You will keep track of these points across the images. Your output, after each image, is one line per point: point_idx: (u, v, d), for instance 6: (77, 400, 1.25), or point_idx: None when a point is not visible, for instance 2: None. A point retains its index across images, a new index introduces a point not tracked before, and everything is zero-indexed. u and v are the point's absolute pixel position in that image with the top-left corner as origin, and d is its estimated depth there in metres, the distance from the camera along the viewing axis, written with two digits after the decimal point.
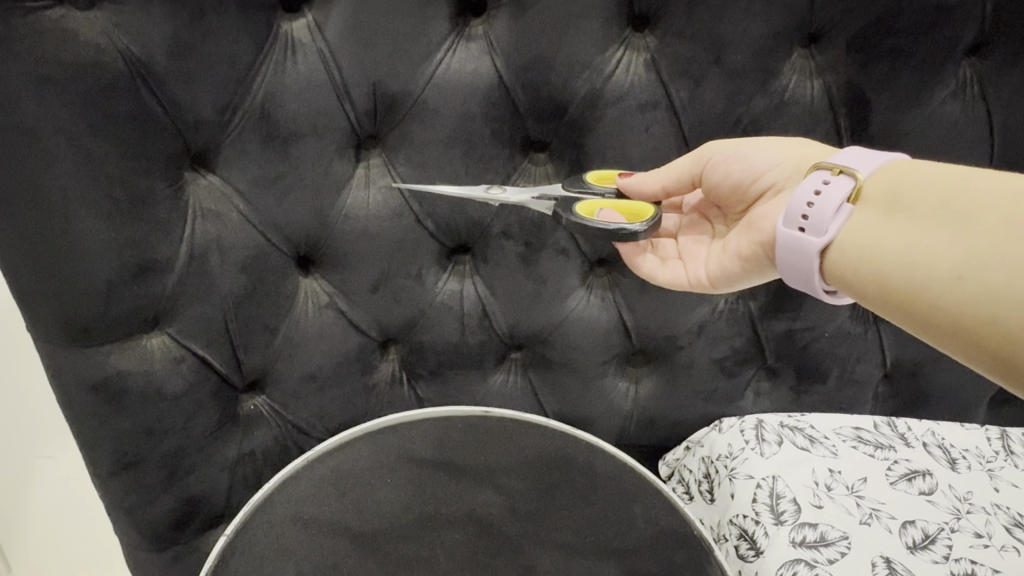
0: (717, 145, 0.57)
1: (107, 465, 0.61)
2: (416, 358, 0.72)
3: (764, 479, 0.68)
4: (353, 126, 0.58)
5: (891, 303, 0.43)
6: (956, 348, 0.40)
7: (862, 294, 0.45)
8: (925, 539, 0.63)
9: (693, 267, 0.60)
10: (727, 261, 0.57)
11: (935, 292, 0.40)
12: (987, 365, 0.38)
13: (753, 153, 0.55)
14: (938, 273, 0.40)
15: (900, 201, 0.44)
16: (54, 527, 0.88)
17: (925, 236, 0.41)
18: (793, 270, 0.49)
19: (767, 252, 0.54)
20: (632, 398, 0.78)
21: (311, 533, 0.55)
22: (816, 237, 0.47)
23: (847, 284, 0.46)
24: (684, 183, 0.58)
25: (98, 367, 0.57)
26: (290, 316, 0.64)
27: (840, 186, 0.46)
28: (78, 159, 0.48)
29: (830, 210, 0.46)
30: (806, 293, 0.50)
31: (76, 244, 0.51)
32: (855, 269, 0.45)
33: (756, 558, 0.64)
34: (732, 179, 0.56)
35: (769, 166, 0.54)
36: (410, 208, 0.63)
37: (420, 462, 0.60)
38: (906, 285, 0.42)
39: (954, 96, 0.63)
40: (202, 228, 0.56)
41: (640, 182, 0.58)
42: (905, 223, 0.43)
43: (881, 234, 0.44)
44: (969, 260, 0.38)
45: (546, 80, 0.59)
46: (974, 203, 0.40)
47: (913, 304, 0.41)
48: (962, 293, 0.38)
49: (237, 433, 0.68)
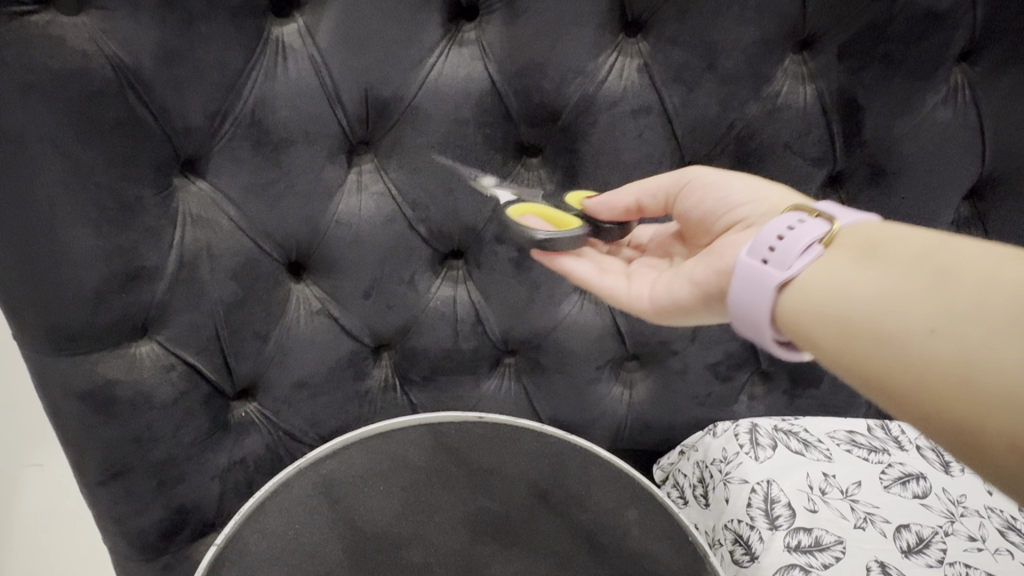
0: (701, 171, 0.55)
1: (95, 475, 0.61)
2: (410, 364, 0.72)
3: (759, 483, 0.68)
4: (345, 131, 0.58)
5: (845, 358, 0.37)
6: (911, 418, 0.33)
7: (814, 344, 0.38)
8: (919, 543, 0.63)
9: (637, 286, 0.56)
10: (675, 286, 0.52)
11: (903, 346, 0.33)
12: (949, 443, 0.32)
13: (734, 185, 0.52)
14: (911, 326, 0.33)
15: (875, 248, 0.38)
16: (37, 536, 0.87)
17: (899, 282, 0.35)
18: (741, 307, 0.43)
19: (718, 284, 0.48)
20: (626, 402, 0.78)
21: (304, 543, 0.54)
22: (778, 271, 0.41)
23: (798, 332, 0.39)
24: (660, 201, 0.56)
25: (86, 376, 0.56)
26: (283, 322, 0.64)
27: (815, 226, 0.41)
28: (65, 165, 0.48)
29: (800, 246, 0.40)
30: (750, 339, 0.44)
31: (63, 252, 0.50)
32: (809, 312, 0.39)
33: (751, 562, 0.64)
34: (705, 207, 0.53)
35: (745, 201, 0.50)
36: (402, 213, 0.63)
37: (414, 467, 0.60)
38: (869, 336, 0.35)
39: (945, 102, 0.63)
40: (191, 235, 0.56)
41: (611, 197, 0.56)
42: (876, 270, 0.37)
43: (848, 276, 0.38)
44: (950, 315, 0.32)
45: (539, 85, 0.59)
46: (956, 256, 0.34)
47: (874, 360, 0.35)
48: (937, 351, 0.32)
49: (228, 441, 0.67)
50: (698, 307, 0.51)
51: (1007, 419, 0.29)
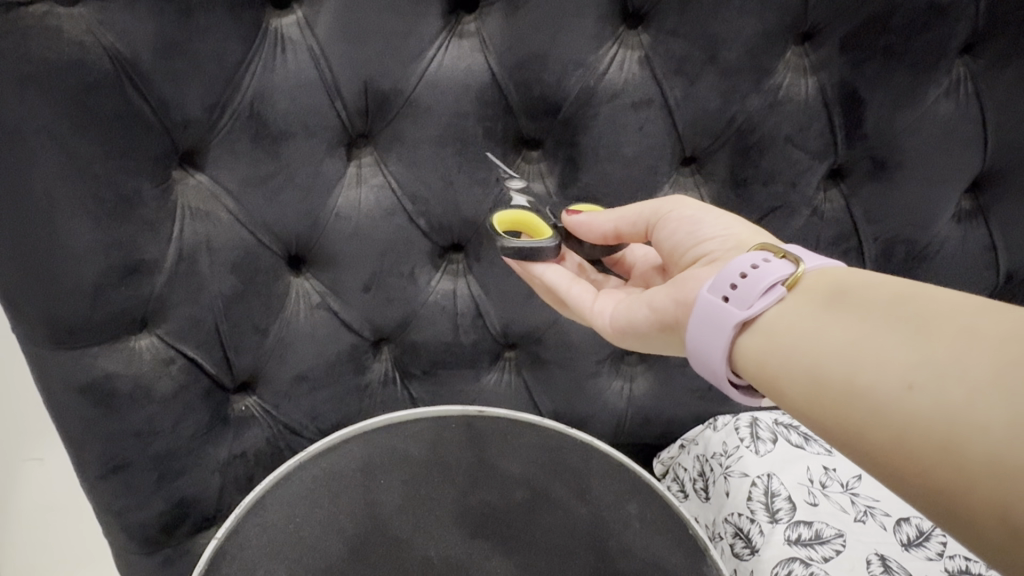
0: (683, 204, 0.54)
1: (95, 469, 0.60)
2: (410, 357, 0.72)
3: (759, 476, 0.68)
4: (344, 124, 0.58)
5: (821, 413, 0.37)
6: (892, 477, 0.33)
7: (787, 394, 0.39)
8: (920, 536, 0.63)
9: (602, 303, 0.57)
10: (635, 308, 0.53)
11: (877, 403, 0.34)
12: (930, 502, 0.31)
13: (707, 220, 0.52)
14: (884, 382, 0.34)
15: (846, 299, 0.39)
16: (40, 526, 0.89)
17: (870, 338, 0.36)
18: (699, 342, 0.45)
19: (675, 315, 0.50)
20: (627, 397, 0.78)
21: (304, 536, 0.54)
22: (738, 310, 0.43)
23: (772, 381, 0.40)
24: (639, 229, 0.56)
25: (85, 369, 0.56)
26: (282, 316, 0.64)
27: (780, 267, 0.43)
28: (63, 157, 0.47)
29: (760, 286, 0.42)
30: (707, 378, 0.46)
31: (61, 245, 0.50)
32: (784, 360, 0.40)
33: (752, 555, 0.64)
34: (676, 239, 0.53)
35: (712, 236, 0.51)
36: (402, 207, 0.63)
37: (414, 461, 0.60)
38: (844, 392, 0.36)
39: (948, 94, 0.63)
40: (190, 228, 0.55)
41: (590, 220, 0.56)
42: (849, 323, 0.38)
43: (821, 328, 0.39)
44: (922, 370, 0.33)
45: (540, 77, 0.58)
46: (925, 306, 0.35)
47: (850, 417, 0.35)
48: (910, 407, 0.32)
49: (228, 435, 0.67)
50: (657, 334, 0.53)
51: (985, 478, 0.29)
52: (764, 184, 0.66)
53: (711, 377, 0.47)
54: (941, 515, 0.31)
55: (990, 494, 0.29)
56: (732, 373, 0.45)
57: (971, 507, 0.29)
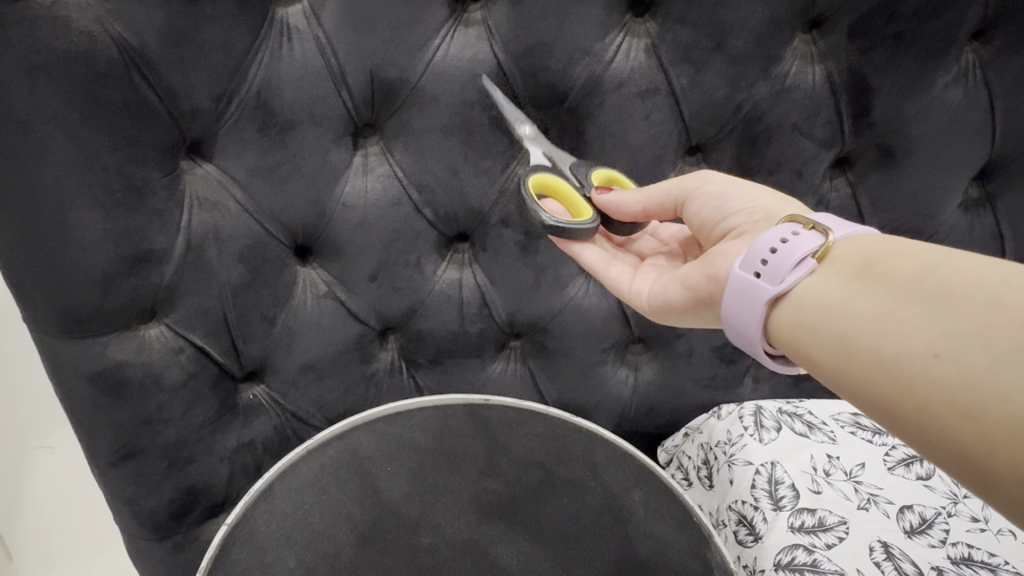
0: (710, 180, 0.55)
1: (105, 457, 0.61)
2: (415, 346, 0.72)
3: (763, 464, 0.68)
4: (351, 113, 0.58)
5: (848, 379, 0.39)
6: (915, 439, 0.35)
7: (815, 361, 0.41)
8: (922, 524, 0.63)
9: (638, 282, 0.58)
10: (670, 287, 0.55)
11: (904, 370, 0.36)
12: (950, 463, 0.33)
13: (733, 194, 0.53)
14: (912, 350, 0.35)
15: (872, 268, 0.40)
16: (52, 518, 0.89)
17: (899, 308, 0.37)
18: (733, 318, 0.46)
19: (709, 290, 0.51)
20: (631, 385, 0.78)
21: (312, 522, 0.55)
22: (771, 286, 0.43)
23: (799, 348, 0.42)
24: (667, 208, 0.56)
25: (95, 358, 0.56)
26: (289, 305, 0.64)
27: (809, 239, 0.43)
28: (72, 147, 0.47)
29: (791, 261, 0.42)
30: (744, 350, 0.47)
31: (71, 234, 0.50)
32: (813, 329, 0.41)
33: (755, 542, 0.64)
34: (705, 214, 0.54)
35: (740, 209, 0.52)
36: (408, 196, 0.63)
37: (421, 449, 0.60)
38: (873, 359, 0.37)
39: (956, 82, 0.63)
40: (198, 217, 0.56)
41: (619, 199, 0.56)
42: (876, 292, 0.39)
43: (848, 296, 0.40)
44: (949, 341, 0.34)
45: (546, 66, 0.58)
46: (952, 275, 0.36)
47: (877, 382, 0.37)
48: (936, 374, 0.34)
49: (237, 423, 0.67)
50: (692, 310, 0.54)
51: (1004, 444, 0.31)
52: (771, 173, 0.66)
53: (747, 350, 0.47)
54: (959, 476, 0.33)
55: (1008, 458, 0.30)
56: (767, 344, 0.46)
57: (990, 469, 0.31)
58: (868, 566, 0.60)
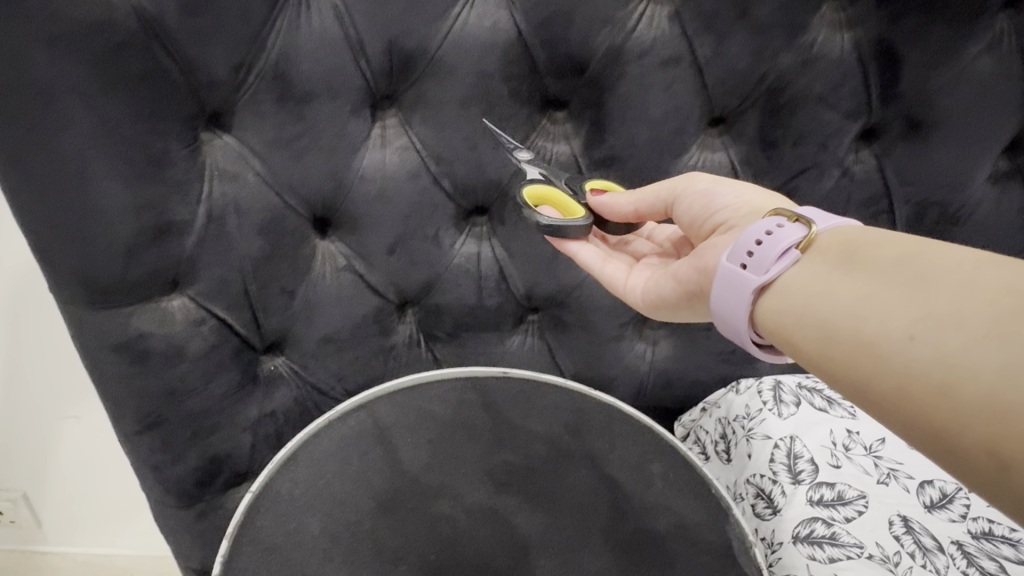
0: (696, 179, 0.54)
1: (132, 426, 0.62)
2: (433, 320, 0.73)
3: (782, 439, 0.68)
4: (369, 85, 0.57)
5: (828, 365, 0.38)
6: (892, 423, 0.35)
7: (796, 349, 0.41)
8: (943, 498, 0.62)
9: (634, 280, 0.58)
10: (664, 283, 0.54)
11: (882, 354, 0.35)
12: (928, 446, 0.33)
13: (720, 191, 0.52)
14: (889, 334, 0.35)
15: (854, 256, 0.40)
16: (81, 468, 0.94)
17: (878, 294, 0.37)
18: (720, 308, 0.46)
19: (700, 283, 0.50)
20: (649, 359, 0.78)
21: (335, 491, 0.55)
22: (756, 276, 0.43)
23: (782, 336, 0.42)
24: (659, 208, 0.56)
25: (120, 328, 0.57)
26: (309, 278, 0.65)
27: (793, 231, 0.43)
28: (94, 117, 0.48)
29: (775, 251, 0.42)
30: (732, 341, 0.47)
31: (94, 206, 0.50)
32: (795, 317, 0.41)
33: (773, 516, 0.64)
34: (694, 212, 0.53)
35: (727, 205, 0.51)
36: (426, 168, 0.63)
37: (441, 420, 0.61)
38: (851, 344, 0.37)
39: (989, 50, 0.61)
40: (219, 189, 0.56)
41: (612, 200, 0.57)
42: (858, 280, 0.39)
43: (830, 284, 0.40)
44: (925, 323, 0.34)
45: (566, 35, 0.57)
46: (930, 264, 0.36)
47: (855, 367, 0.37)
48: (912, 356, 0.34)
49: (259, 393, 0.68)
50: (686, 306, 0.53)
51: (976, 421, 0.30)
52: (795, 145, 0.64)
53: (737, 340, 0.47)
54: (934, 457, 0.33)
55: (981, 434, 0.30)
56: (755, 334, 0.45)
57: (962, 447, 0.31)
58: (887, 540, 0.59)
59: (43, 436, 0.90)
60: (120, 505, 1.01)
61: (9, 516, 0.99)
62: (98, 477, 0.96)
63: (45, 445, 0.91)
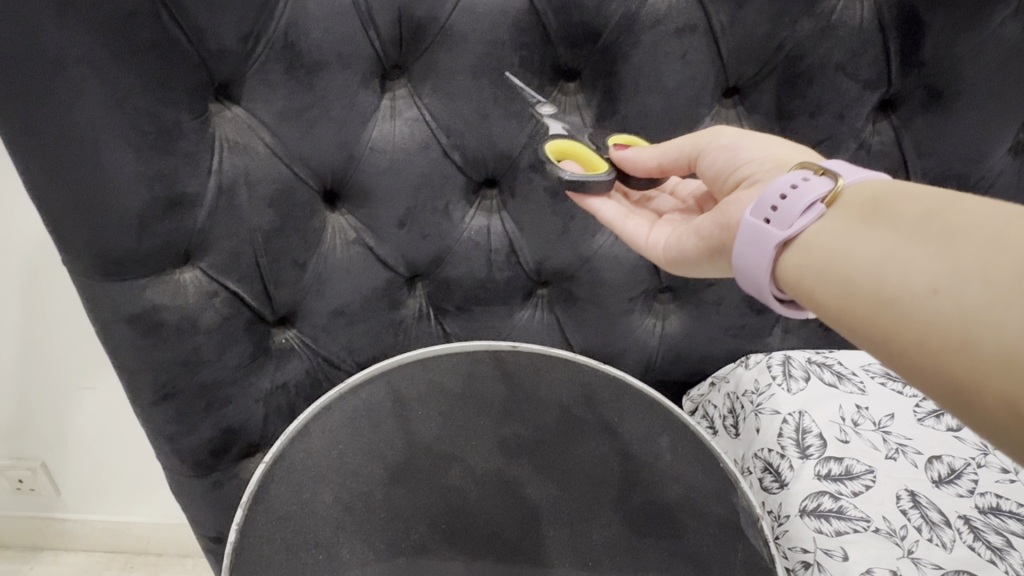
0: (721, 133, 0.53)
1: (147, 397, 0.62)
2: (443, 293, 0.73)
3: (791, 414, 0.67)
4: (379, 54, 0.57)
5: (851, 319, 0.38)
6: (912, 376, 0.35)
7: (819, 303, 0.41)
8: (951, 474, 0.62)
9: (655, 235, 0.57)
10: (686, 238, 0.54)
11: (903, 308, 0.35)
12: (947, 398, 0.33)
13: (745, 145, 0.51)
14: (910, 288, 0.35)
15: (880, 209, 0.40)
16: (97, 438, 0.96)
17: (904, 246, 0.37)
18: (742, 262, 0.45)
19: (721, 238, 0.50)
20: (659, 334, 0.78)
21: (347, 462, 0.56)
22: (779, 231, 0.43)
23: (805, 291, 0.42)
24: (682, 164, 0.55)
25: (133, 301, 0.57)
26: (319, 251, 0.65)
27: (819, 185, 0.43)
28: (105, 87, 0.47)
29: (800, 206, 0.42)
30: (752, 295, 0.47)
31: (106, 177, 0.50)
32: (818, 271, 0.41)
33: (780, 490, 0.63)
34: (718, 166, 0.52)
35: (752, 159, 0.50)
36: (436, 140, 0.62)
37: (450, 392, 0.62)
38: (874, 298, 0.37)
39: (1014, 17, 0.59)
40: (229, 161, 0.56)
41: (636, 155, 0.56)
42: (880, 233, 0.38)
43: (852, 238, 0.40)
44: (949, 276, 0.34)
45: (579, 3, 0.56)
46: (957, 214, 0.36)
47: (877, 321, 0.37)
48: (934, 311, 0.34)
49: (271, 365, 0.69)
50: (706, 262, 0.53)
51: (995, 374, 0.30)
52: (812, 116, 0.63)
53: (757, 295, 0.47)
54: (953, 409, 0.33)
55: (998, 388, 0.30)
56: (776, 288, 0.45)
57: (980, 400, 0.31)
58: (894, 515, 0.59)
59: (59, 407, 0.91)
60: (136, 474, 1.02)
61: (29, 484, 1.01)
62: (115, 446, 0.98)
63: (61, 416, 0.92)
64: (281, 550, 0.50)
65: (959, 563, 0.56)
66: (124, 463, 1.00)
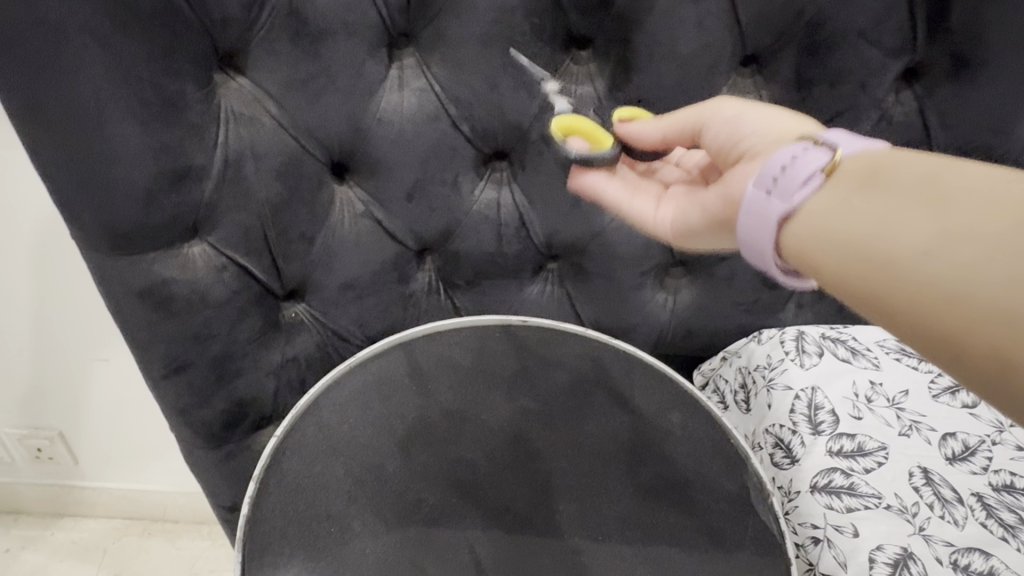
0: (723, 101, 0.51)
1: (159, 370, 0.62)
2: (453, 267, 0.72)
3: (803, 389, 0.67)
4: (386, 23, 0.56)
5: (849, 287, 0.38)
6: (904, 334, 0.36)
7: (817, 273, 0.40)
8: (964, 451, 0.62)
9: (661, 210, 0.56)
10: (689, 212, 0.52)
11: (896, 271, 0.35)
12: (943, 358, 0.34)
13: (749, 118, 0.49)
14: (905, 251, 0.35)
15: (878, 174, 0.39)
16: (112, 408, 0.98)
17: (901, 211, 0.36)
18: (745, 239, 0.44)
19: (725, 212, 0.48)
20: (670, 308, 0.77)
21: (357, 435, 0.56)
22: (780, 204, 0.41)
23: (805, 264, 0.40)
24: (685, 135, 0.53)
25: (142, 275, 0.56)
26: (328, 224, 0.64)
27: (819, 154, 0.41)
28: (109, 58, 0.46)
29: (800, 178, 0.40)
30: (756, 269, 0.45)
31: (113, 150, 0.49)
32: (816, 242, 0.39)
33: (791, 466, 0.63)
34: (720, 139, 0.50)
35: (754, 131, 0.48)
36: (446, 112, 0.61)
37: (461, 367, 0.62)
38: (871, 264, 0.36)
39: None
40: (235, 133, 0.55)
41: (640, 128, 0.55)
42: (876, 199, 0.38)
43: (852, 207, 0.38)
44: (940, 236, 0.34)
45: None
46: (953, 176, 0.35)
47: (875, 288, 0.36)
48: (926, 271, 0.34)
49: (281, 338, 0.69)
50: (712, 235, 0.51)
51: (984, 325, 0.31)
52: (831, 85, 0.61)
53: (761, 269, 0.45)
54: (944, 363, 0.34)
55: (982, 340, 0.31)
56: (780, 264, 0.43)
57: (962, 348, 0.32)
58: (906, 492, 0.59)
59: (75, 378, 0.93)
60: (151, 444, 1.04)
61: (48, 453, 1.03)
62: (129, 416, 0.99)
63: (78, 386, 0.94)
64: (292, 522, 0.51)
65: (972, 539, 0.56)
66: (140, 432, 1.02)
